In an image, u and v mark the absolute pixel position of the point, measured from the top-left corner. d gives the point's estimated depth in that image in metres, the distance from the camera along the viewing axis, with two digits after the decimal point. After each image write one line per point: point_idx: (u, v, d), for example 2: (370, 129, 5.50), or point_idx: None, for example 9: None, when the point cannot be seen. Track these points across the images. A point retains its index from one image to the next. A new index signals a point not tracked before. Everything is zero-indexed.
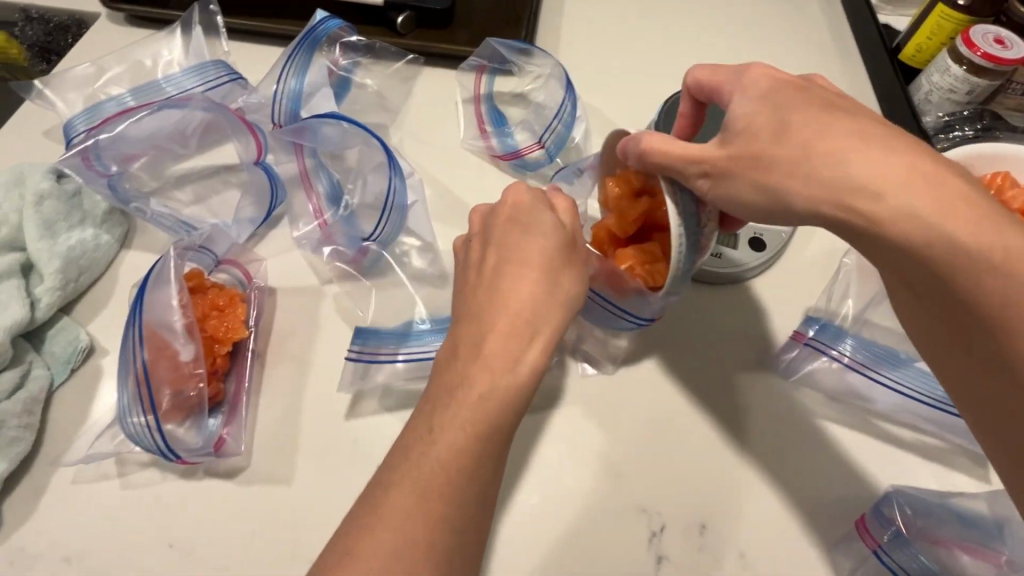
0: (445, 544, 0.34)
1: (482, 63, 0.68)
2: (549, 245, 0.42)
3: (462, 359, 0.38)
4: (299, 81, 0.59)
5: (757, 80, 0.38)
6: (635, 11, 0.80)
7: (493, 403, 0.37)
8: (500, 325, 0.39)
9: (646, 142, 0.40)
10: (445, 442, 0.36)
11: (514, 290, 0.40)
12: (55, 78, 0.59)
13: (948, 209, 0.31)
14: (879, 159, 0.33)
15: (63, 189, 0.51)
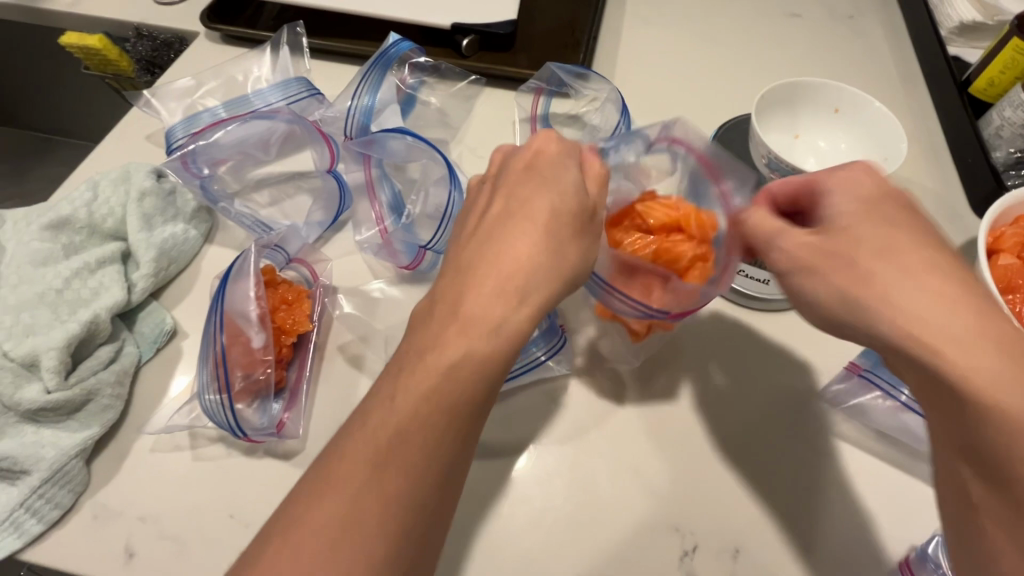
0: (411, 485, 0.34)
1: (540, 86, 0.70)
2: (555, 211, 0.39)
3: (443, 311, 0.37)
4: (371, 97, 0.63)
5: (854, 178, 0.38)
6: (694, 39, 0.81)
7: (469, 366, 0.35)
8: (485, 284, 0.37)
9: (837, 196, 0.38)
10: (410, 396, 0.35)
11: (523, 238, 0.38)
12: (160, 89, 0.66)
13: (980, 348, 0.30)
14: (921, 287, 0.32)
15: (161, 187, 0.57)
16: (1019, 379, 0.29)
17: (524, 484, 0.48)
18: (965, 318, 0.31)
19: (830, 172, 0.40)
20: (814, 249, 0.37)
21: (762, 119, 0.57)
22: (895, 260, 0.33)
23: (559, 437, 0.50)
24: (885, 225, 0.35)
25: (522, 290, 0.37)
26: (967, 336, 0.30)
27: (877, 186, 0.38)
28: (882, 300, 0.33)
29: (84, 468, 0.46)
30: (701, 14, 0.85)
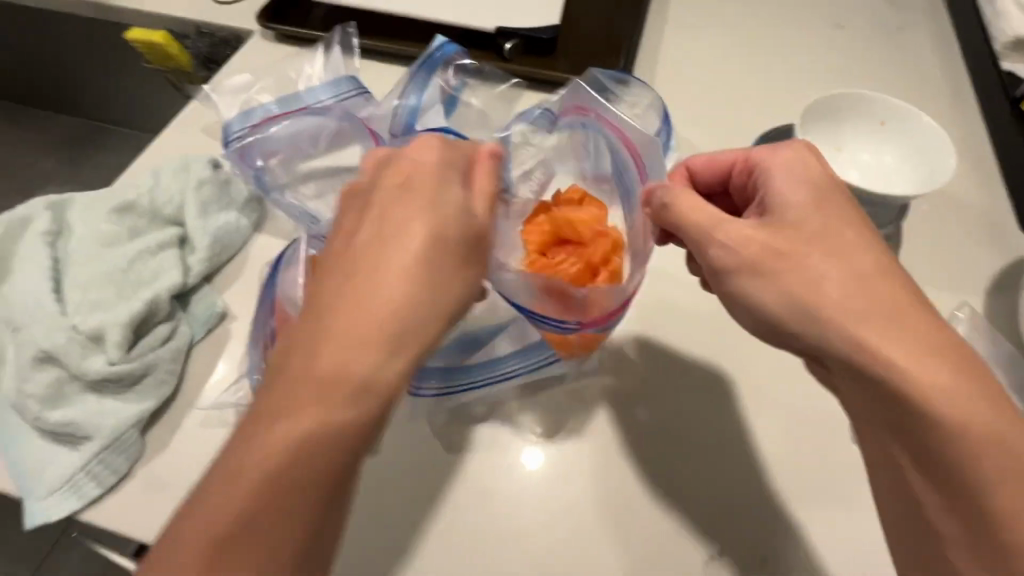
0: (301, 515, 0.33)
1: (583, 91, 0.68)
2: (429, 239, 0.37)
3: (307, 346, 0.35)
4: (417, 97, 0.65)
5: (789, 160, 0.44)
6: (737, 46, 0.81)
7: (343, 406, 0.34)
8: (355, 321, 0.35)
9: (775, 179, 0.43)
10: (269, 443, 0.33)
11: (394, 277, 0.36)
12: (220, 85, 0.70)
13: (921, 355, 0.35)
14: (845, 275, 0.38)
15: (218, 177, 0.61)
16: (943, 367, 0.35)
17: (551, 478, 0.50)
18: (895, 320, 0.37)
19: (764, 152, 0.46)
20: (764, 246, 0.40)
21: (807, 129, 0.57)
22: (827, 249, 0.39)
23: (586, 436, 0.52)
24: (831, 213, 0.41)
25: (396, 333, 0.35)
26: (896, 334, 0.36)
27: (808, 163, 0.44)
28: (818, 304, 0.38)
29: (139, 438, 0.49)
30: (744, 21, 0.84)
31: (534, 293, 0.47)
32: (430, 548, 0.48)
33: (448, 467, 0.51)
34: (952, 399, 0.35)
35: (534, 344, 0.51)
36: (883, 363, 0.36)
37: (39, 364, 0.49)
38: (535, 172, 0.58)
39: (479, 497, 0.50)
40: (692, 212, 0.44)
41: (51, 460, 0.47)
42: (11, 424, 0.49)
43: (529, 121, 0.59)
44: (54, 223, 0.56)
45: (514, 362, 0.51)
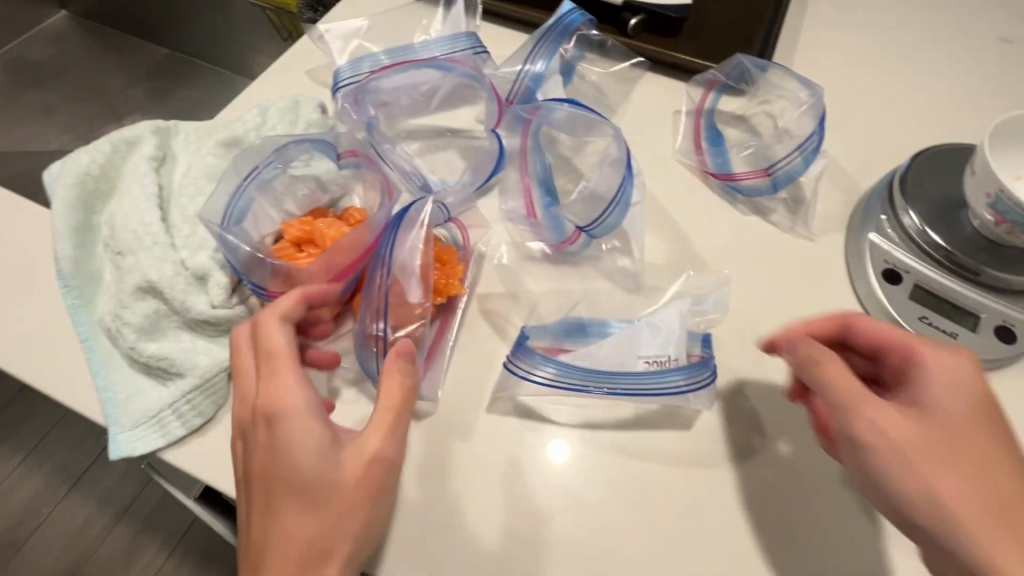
0: (341, 545, 0.39)
1: (715, 78, 0.66)
2: (294, 408, 0.40)
3: (298, 517, 0.38)
4: (544, 63, 0.62)
5: (955, 363, 0.40)
6: (893, 45, 0.72)
7: (338, 540, 0.39)
8: (309, 508, 0.39)
9: (935, 366, 0.40)
10: (286, 552, 0.38)
11: (284, 526, 0.38)
12: (335, 25, 0.67)
13: (934, 511, 0.36)
14: (947, 482, 0.36)
15: (324, 122, 0.59)
16: (1008, 542, 0.34)
17: (653, 493, 0.45)
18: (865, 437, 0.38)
19: (926, 346, 0.41)
20: (926, 448, 0.37)
21: (995, 151, 0.49)
22: (931, 461, 0.37)
23: (699, 457, 0.46)
24: (918, 438, 0.37)
25: (319, 511, 0.39)
26: (918, 476, 0.37)
27: (970, 386, 0.39)
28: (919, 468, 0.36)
29: (227, 383, 0.47)
30: (907, 21, 0.74)
31: (258, 266, 0.47)
32: (513, 552, 0.43)
33: (540, 466, 0.46)
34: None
35: (640, 351, 0.48)
36: (930, 523, 0.36)
37: (140, 293, 0.47)
38: (316, 170, 0.53)
39: (568, 504, 0.45)
40: (837, 384, 0.39)
41: (139, 391, 0.46)
42: (104, 354, 0.47)
43: (308, 143, 0.53)
44: (159, 148, 0.54)
45: (621, 365, 0.48)
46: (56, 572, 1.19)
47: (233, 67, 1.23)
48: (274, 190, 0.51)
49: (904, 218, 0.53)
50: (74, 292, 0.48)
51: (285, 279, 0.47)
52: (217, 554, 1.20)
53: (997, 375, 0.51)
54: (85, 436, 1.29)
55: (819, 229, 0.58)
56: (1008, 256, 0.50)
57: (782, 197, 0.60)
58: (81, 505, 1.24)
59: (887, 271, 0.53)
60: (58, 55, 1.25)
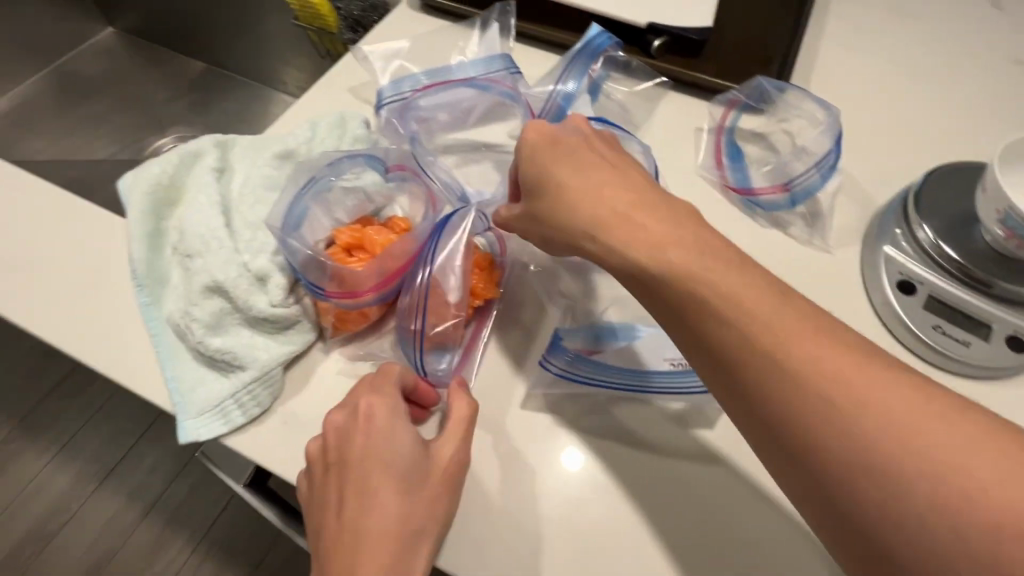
0: (430, 526, 0.43)
1: (735, 99, 0.70)
2: (395, 413, 0.45)
3: (394, 502, 0.43)
4: (574, 83, 0.67)
5: (536, 134, 0.49)
6: (908, 65, 0.75)
7: (427, 523, 0.43)
8: (402, 496, 0.43)
9: (535, 144, 0.49)
10: (383, 533, 0.42)
11: (382, 509, 0.42)
12: (377, 47, 0.71)
13: (764, 332, 0.38)
14: (768, 316, 0.38)
15: (369, 138, 0.64)
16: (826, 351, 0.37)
17: (676, 487, 0.48)
18: (700, 290, 0.40)
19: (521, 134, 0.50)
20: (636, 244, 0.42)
21: (1007, 170, 0.52)
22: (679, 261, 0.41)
23: (721, 454, 0.49)
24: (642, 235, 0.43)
25: (411, 497, 0.43)
26: (769, 332, 0.38)
27: (573, 142, 0.49)
28: (640, 248, 0.42)
29: (282, 377, 0.51)
30: (922, 42, 0.77)
31: (315, 269, 0.51)
32: (547, 538, 0.46)
33: (572, 458, 0.49)
34: (894, 434, 0.34)
35: (664, 353, 0.52)
36: (774, 366, 0.37)
37: (207, 293, 0.51)
38: (364, 183, 0.57)
39: (597, 495, 0.48)
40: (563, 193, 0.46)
41: (203, 382, 0.50)
42: (171, 346, 0.52)
43: (358, 157, 0.57)
44: (219, 160, 0.59)
45: (641, 366, 0.52)
46: (90, 561, 1.24)
47: (268, 81, 1.29)
48: (326, 200, 0.55)
49: (918, 232, 0.56)
50: (147, 291, 0.53)
51: (338, 282, 0.51)
52: (244, 546, 1.24)
53: (1007, 382, 0.53)
54: (115, 432, 1.34)
55: (835, 242, 0.61)
56: (1020, 269, 0.53)
57: (799, 211, 0.63)
58: (109, 500, 1.29)
59: (901, 282, 0.56)
60: (104, 69, 1.32)
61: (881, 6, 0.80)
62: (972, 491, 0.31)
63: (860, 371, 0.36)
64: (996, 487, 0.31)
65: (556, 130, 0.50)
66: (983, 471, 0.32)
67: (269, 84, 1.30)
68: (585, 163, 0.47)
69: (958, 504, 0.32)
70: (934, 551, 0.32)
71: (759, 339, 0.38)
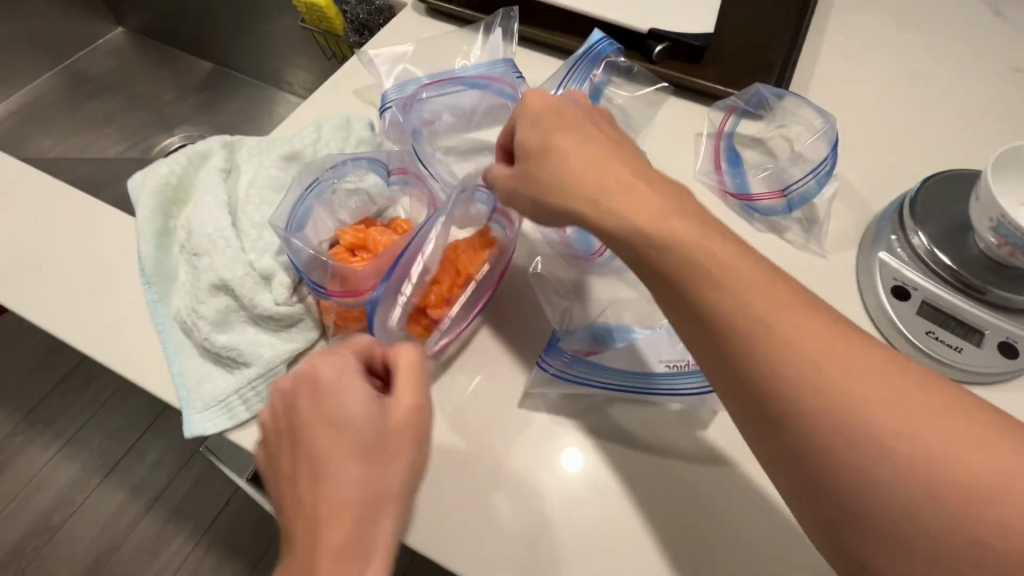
0: (387, 488, 0.39)
1: (734, 104, 0.70)
2: (342, 373, 0.42)
3: (344, 463, 0.39)
4: (576, 89, 0.68)
5: (538, 99, 0.49)
6: (908, 73, 0.76)
7: (382, 484, 0.39)
8: (352, 457, 0.39)
9: (535, 111, 0.49)
10: (336, 500, 0.38)
11: (333, 473, 0.39)
12: (382, 50, 0.73)
13: (744, 290, 0.38)
14: (743, 274, 0.38)
15: (373, 140, 0.65)
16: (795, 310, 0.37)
17: (667, 486, 0.49)
18: (698, 268, 0.39)
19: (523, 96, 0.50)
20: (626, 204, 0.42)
21: (1000, 178, 0.53)
22: (662, 221, 0.41)
23: (714, 456, 0.50)
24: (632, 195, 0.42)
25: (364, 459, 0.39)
26: (771, 324, 0.37)
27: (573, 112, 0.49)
28: (637, 219, 0.41)
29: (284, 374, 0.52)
30: (922, 50, 0.77)
31: (318, 269, 0.52)
32: (542, 535, 0.47)
33: (567, 457, 0.50)
34: (899, 425, 0.33)
35: (661, 355, 0.53)
36: (749, 325, 0.37)
37: (213, 291, 0.53)
38: (367, 185, 0.58)
39: (591, 493, 0.49)
40: (560, 155, 0.46)
41: (208, 378, 0.51)
42: (177, 342, 0.53)
43: (361, 160, 0.58)
44: (226, 160, 0.60)
45: (639, 368, 0.53)
46: (93, 554, 1.26)
47: (275, 82, 1.31)
48: (330, 203, 0.57)
49: (913, 239, 0.57)
50: (155, 289, 0.55)
51: (339, 279, 0.52)
52: (244, 542, 1.26)
53: (999, 388, 0.54)
54: (119, 427, 1.36)
55: (830, 247, 0.62)
56: (1012, 277, 0.54)
57: (796, 216, 0.64)
58: (112, 494, 1.31)
59: (896, 287, 0.57)
60: (114, 68, 1.34)
61: (882, 14, 0.81)
62: (934, 435, 0.33)
63: (829, 329, 0.37)
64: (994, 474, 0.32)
65: (558, 101, 0.50)
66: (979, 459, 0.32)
67: (275, 85, 1.31)
68: (585, 131, 0.47)
69: (929, 450, 0.33)
70: (921, 504, 0.32)
71: (758, 328, 0.37)
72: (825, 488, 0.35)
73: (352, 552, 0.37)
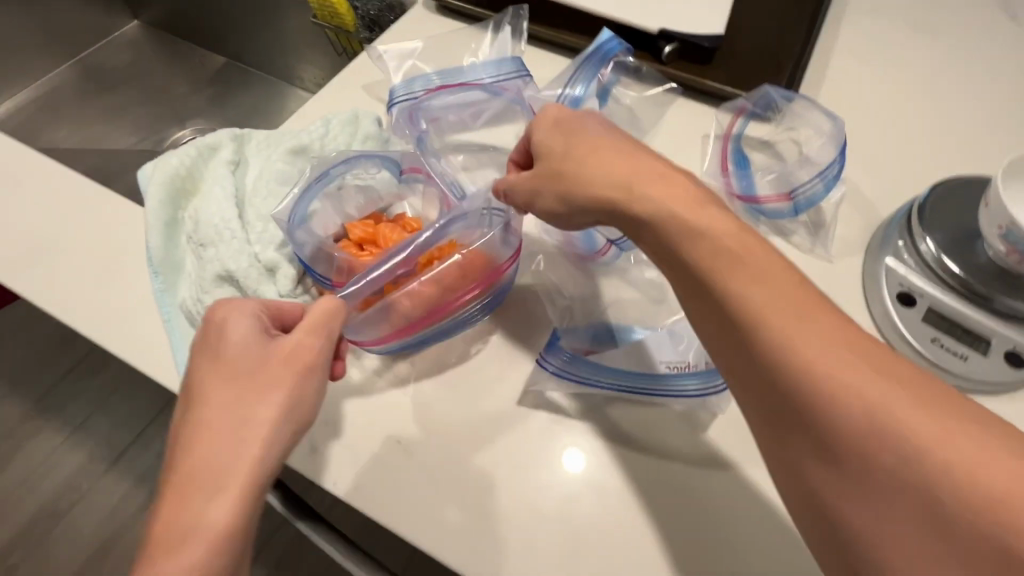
0: (263, 422, 0.42)
1: (743, 106, 0.70)
2: (240, 316, 0.46)
3: (222, 395, 0.42)
4: (582, 88, 0.69)
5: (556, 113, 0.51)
6: (922, 77, 0.75)
7: (257, 417, 0.42)
8: (232, 389, 0.43)
9: (557, 121, 0.50)
10: (207, 426, 0.41)
11: (210, 401, 0.42)
12: (392, 46, 0.73)
13: (767, 289, 0.37)
14: (764, 275, 0.38)
15: (380, 136, 0.65)
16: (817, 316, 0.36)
17: (663, 488, 0.49)
18: (723, 260, 0.39)
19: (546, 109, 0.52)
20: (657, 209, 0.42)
21: (1011, 185, 0.52)
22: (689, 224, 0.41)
23: (711, 458, 0.50)
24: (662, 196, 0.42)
25: (239, 390, 0.43)
26: (782, 316, 0.36)
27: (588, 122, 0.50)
28: (667, 210, 0.42)
29: None
30: (936, 55, 0.76)
31: (323, 262, 0.53)
32: (535, 531, 0.47)
33: (565, 455, 0.50)
34: (921, 424, 0.32)
35: (662, 357, 0.52)
36: (768, 319, 0.36)
37: (219, 281, 0.54)
38: (373, 183, 0.58)
39: (587, 491, 0.49)
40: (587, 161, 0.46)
41: None
42: (182, 330, 0.54)
43: (372, 159, 0.58)
44: (235, 153, 0.61)
45: (641, 369, 0.52)
46: (98, 539, 1.28)
47: (287, 77, 1.32)
48: (337, 198, 0.57)
49: (920, 245, 0.56)
50: (161, 277, 0.55)
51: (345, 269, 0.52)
52: None
53: (1004, 397, 0.53)
54: (127, 415, 1.38)
55: (837, 252, 0.62)
56: (1022, 286, 0.53)
57: (802, 219, 0.64)
58: (119, 481, 1.32)
59: (902, 294, 0.56)
60: (128, 60, 1.36)
61: (897, 18, 0.80)
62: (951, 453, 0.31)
63: (853, 340, 0.36)
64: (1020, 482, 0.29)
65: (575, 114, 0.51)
66: (1007, 470, 0.30)
67: (288, 80, 1.32)
68: (614, 137, 0.48)
69: (942, 465, 0.31)
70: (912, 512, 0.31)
71: (773, 323, 0.36)
72: (821, 473, 0.34)
73: (213, 470, 0.40)
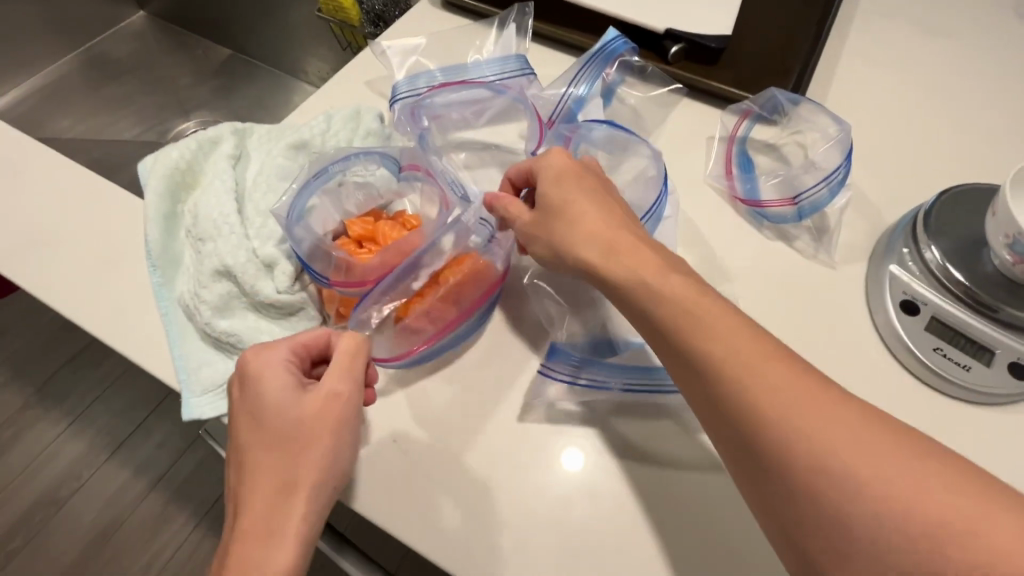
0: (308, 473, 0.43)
1: (749, 109, 0.69)
2: (274, 364, 0.46)
3: (267, 446, 0.44)
4: (586, 87, 0.68)
5: (552, 162, 0.51)
6: (931, 81, 0.74)
7: (302, 465, 0.43)
8: (274, 439, 0.44)
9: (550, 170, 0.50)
10: (257, 481, 0.43)
11: (258, 456, 0.44)
12: (395, 41, 0.73)
13: (745, 355, 0.39)
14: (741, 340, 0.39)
15: (382, 132, 0.65)
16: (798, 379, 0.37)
17: (660, 494, 0.49)
18: (695, 322, 0.41)
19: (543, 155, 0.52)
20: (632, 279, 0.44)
21: None
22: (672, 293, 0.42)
23: (709, 464, 0.50)
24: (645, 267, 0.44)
25: (281, 443, 0.44)
26: (758, 379, 0.38)
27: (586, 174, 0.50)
28: (638, 278, 0.44)
29: None
30: (946, 59, 0.76)
31: (321, 258, 0.52)
32: (529, 534, 0.47)
33: (561, 459, 0.50)
34: (908, 490, 0.33)
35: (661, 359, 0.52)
36: (746, 389, 0.38)
37: (216, 276, 0.53)
38: (373, 181, 0.58)
39: (583, 495, 0.49)
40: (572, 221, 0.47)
41: (208, 362, 0.52)
42: (180, 325, 0.54)
43: (372, 156, 0.58)
44: (236, 147, 0.61)
45: (640, 372, 0.52)
46: (96, 529, 1.28)
47: (291, 71, 1.32)
48: (336, 194, 0.57)
49: (925, 253, 0.55)
50: (160, 272, 0.55)
51: (342, 267, 0.52)
52: None
53: (1006, 408, 0.53)
54: (127, 406, 1.38)
55: (840, 258, 0.61)
56: None
57: (806, 224, 0.63)
58: (118, 471, 1.33)
59: (905, 302, 0.55)
60: (132, 50, 1.35)
61: (907, 21, 0.79)
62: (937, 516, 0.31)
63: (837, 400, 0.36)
64: (1011, 554, 0.30)
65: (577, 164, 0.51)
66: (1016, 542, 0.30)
67: (293, 74, 1.32)
68: (602, 198, 0.48)
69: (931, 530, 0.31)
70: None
71: (753, 386, 0.37)
72: (809, 533, 0.35)
73: (267, 522, 0.42)
